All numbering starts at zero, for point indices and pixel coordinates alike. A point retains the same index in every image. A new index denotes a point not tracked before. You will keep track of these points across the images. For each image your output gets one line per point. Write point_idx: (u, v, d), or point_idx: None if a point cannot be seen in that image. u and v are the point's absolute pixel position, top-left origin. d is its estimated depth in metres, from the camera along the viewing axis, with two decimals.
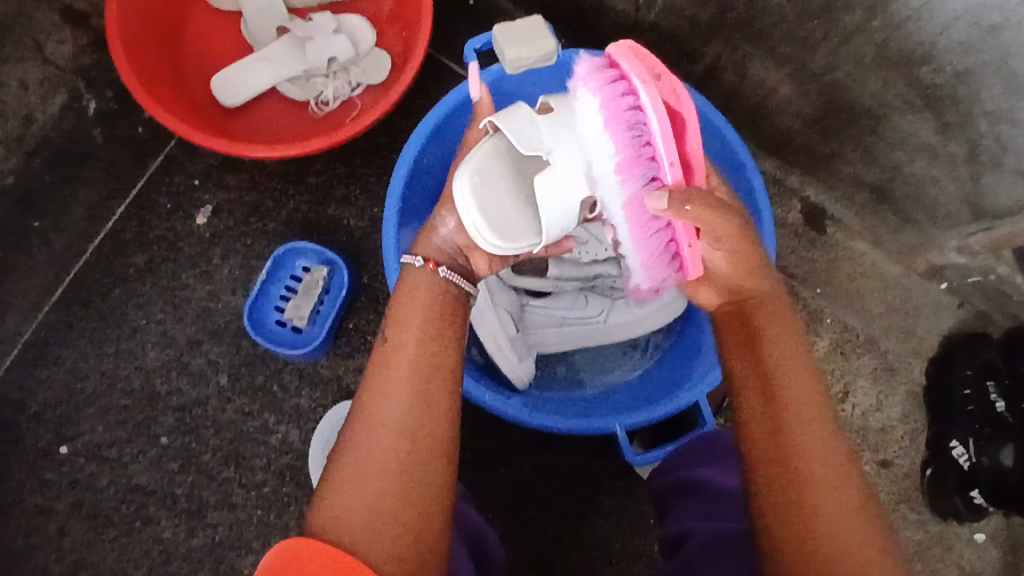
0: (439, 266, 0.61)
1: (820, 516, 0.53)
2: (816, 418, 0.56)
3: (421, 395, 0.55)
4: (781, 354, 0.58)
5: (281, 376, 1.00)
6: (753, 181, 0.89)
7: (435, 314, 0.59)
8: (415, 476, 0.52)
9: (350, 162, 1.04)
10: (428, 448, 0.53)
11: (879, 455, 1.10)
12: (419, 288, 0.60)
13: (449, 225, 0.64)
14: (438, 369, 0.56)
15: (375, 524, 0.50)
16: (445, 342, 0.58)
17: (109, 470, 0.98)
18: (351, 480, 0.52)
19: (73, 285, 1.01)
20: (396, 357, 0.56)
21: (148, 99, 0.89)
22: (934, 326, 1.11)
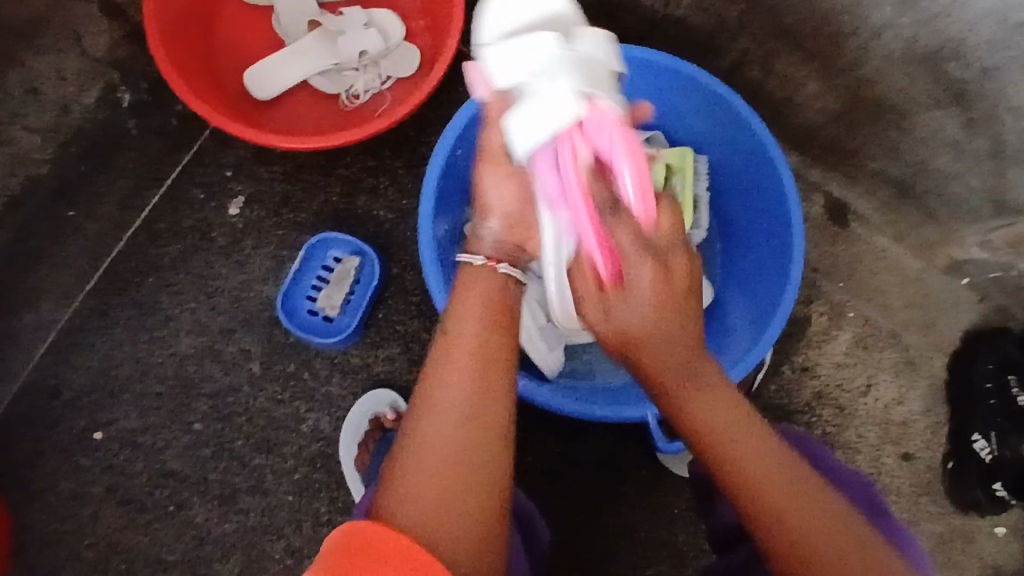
0: (500, 263, 0.64)
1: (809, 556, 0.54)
2: (785, 495, 0.56)
3: (484, 373, 0.55)
4: (722, 427, 0.59)
5: (312, 364, 1.01)
6: (782, 175, 0.90)
7: (495, 299, 0.61)
8: (477, 459, 0.52)
9: (381, 154, 1.06)
10: (494, 426, 0.54)
11: (901, 448, 1.11)
12: (476, 277, 0.63)
13: (492, 228, 0.67)
14: (496, 360, 0.57)
15: (437, 507, 0.50)
16: (500, 334, 0.58)
17: (142, 456, 1.00)
18: (413, 465, 0.52)
19: (108, 274, 1.03)
20: (458, 344, 0.57)
21: (185, 92, 0.91)
22: (955, 322, 1.12)
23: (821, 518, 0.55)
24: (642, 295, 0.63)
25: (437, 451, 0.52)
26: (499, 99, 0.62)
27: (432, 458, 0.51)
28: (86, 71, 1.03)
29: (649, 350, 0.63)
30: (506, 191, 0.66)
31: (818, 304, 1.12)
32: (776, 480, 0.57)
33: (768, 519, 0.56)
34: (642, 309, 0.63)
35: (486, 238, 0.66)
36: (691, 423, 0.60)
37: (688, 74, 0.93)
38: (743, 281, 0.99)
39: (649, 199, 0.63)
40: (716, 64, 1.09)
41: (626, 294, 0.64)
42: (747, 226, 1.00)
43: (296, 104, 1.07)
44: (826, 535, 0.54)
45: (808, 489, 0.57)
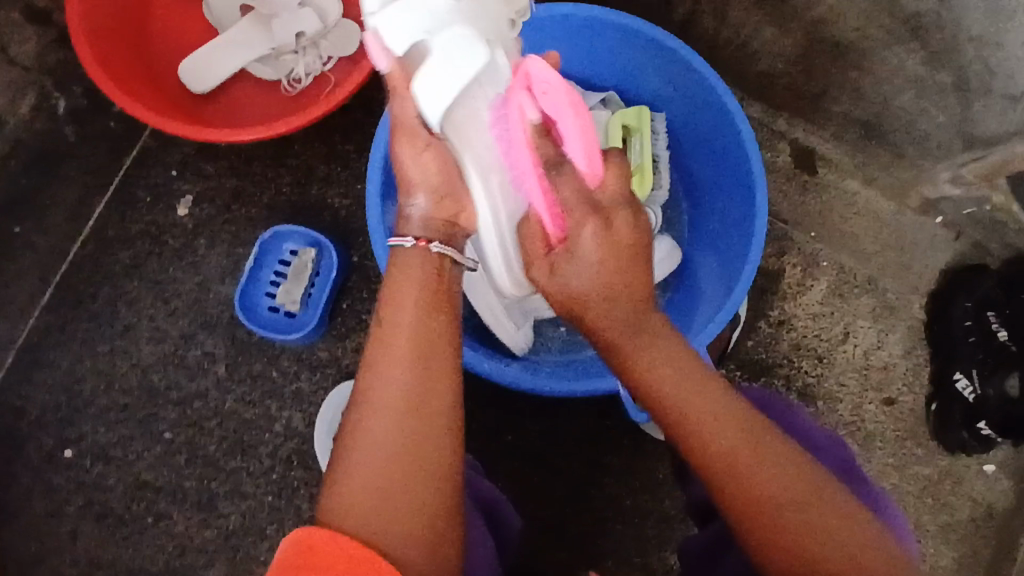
0: (431, 242, 0.57)
1: (780, 527, 0.52)
2: (760, 467, 0.54)
3: (425, 372, 0.52)
4: (689, 405, 0.56)
5: (279, 361, 0.99)
6: (740, 126, 0.87)
7: (434, 284, 0.56)
8: (424, 456, 0.50)
9: (329, 140, 1.02)
10: (438, 429, 0.51)
11: (884, 394, 1.10)
12: (412, 261, 0.57)
13: (419, 205, 0.60)
14: (437, 347, 0.53)
15: (385, 508, 0.49)
16: (439, 319, 0.54)
17: (116, 469, 0.98)
18: (358, 465, 0.50)
19: (61, 288, 1.00)
20: (395, 332, 0.53)
21: (116, 91, 0.87)
22: (932, 261, 1.09)
23: (791, 483, 0.53)
24: (589, 244, 0.60)
25: (379, 460, 0.50)
26: (401, 66, 0.58)
27: (378, 457, 0.50)
28: (14, 79, 0.99)
29: (596, 310, 0.61)
30: (427, 164, 0.60)
31: (791, 256, 1.10)
32: (749, 452, 0.54)
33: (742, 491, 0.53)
34: (586, 270, 0.61)
35: (413, 218, 0.59)
36: (659, 394, 0.57)
37: (638, 30, 0.89)
38: (711, 240, 0.97)
39: (595, 156, 0.63)
40: (669, 17, 1.05)
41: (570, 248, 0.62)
42: (710, 181, 0.97)
43: (238, 95, 1.03)
44: (799, 507, 0.52)
45: (771, 449, 0.55)
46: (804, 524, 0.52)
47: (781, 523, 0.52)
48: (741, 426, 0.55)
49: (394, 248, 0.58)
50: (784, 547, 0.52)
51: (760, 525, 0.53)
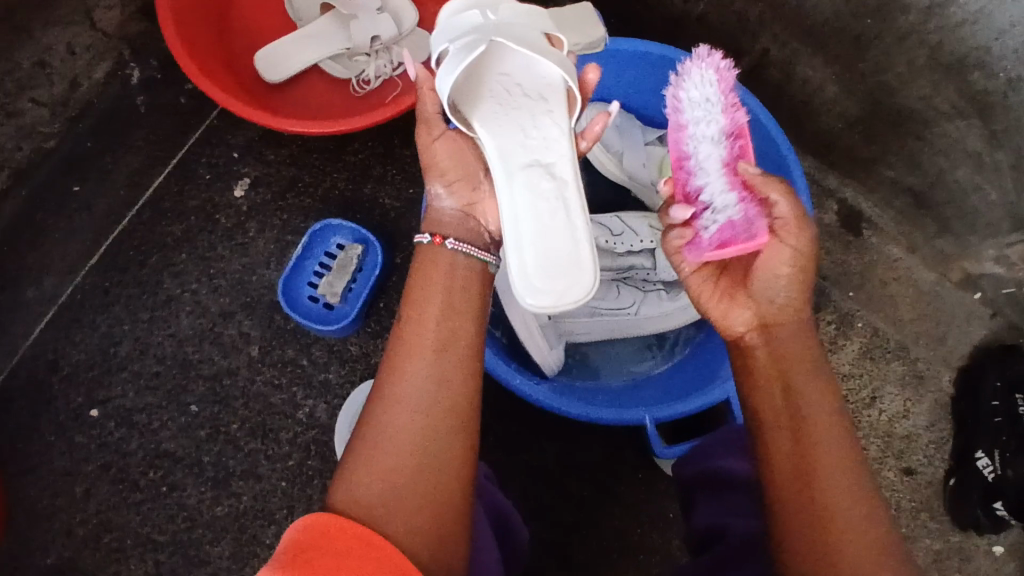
0: (446, 239, 0.61)
1: (838, 524, 0.51)
2: (836, 462, 0.53)
3: (442, 371, 0.54)
4: (809, 392, 0.56)
5: (311, 350, 1.00)
6: (796, 178, 0.87)
7: (460, 285, 0.59)
8: (432, 451, 0.52)
9: (389, 142, 1.05)
10: (451, 428, 0.53)
11: (902, 462, 1.09)
12: (439, 262, 0.60)
13: (444, 197, 0.65)
14: (457, 346, 0.56)
15: (393, 499, 0.50)
16: (462, 319, 0.57)
17: (138, 435, 0.99)
18: (370, 457, 0.52)
19: (112, 250, 1.02)
20: (418, 329, 0.56)
21: (196, 72, 0.89)
22: (966, 337, 1.11)
23: (850, 494, 0.52)
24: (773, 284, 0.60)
25: (393, 454, 0.52)
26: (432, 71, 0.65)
27: (390, 451, 0.52)
28: (94, 45, 1.02)
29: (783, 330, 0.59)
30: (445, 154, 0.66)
31: (827, 312, 1.11)
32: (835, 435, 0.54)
33: (818, 481, 0.52)
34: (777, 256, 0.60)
35: (438, 208, 0.65)
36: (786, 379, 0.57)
37: None
38: None
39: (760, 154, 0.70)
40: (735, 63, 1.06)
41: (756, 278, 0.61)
42: None
43: (305, 87, 1.06)
44: (857, 510, 0.52)
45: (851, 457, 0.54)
46: (846, 524, 0.51)
47: (838, 516, 0.51)
48: (834, 419, 0.55)
49: (416, 244, 0.62)
50: (823, 545, 0.51)
51: (820, 510, 0.52)
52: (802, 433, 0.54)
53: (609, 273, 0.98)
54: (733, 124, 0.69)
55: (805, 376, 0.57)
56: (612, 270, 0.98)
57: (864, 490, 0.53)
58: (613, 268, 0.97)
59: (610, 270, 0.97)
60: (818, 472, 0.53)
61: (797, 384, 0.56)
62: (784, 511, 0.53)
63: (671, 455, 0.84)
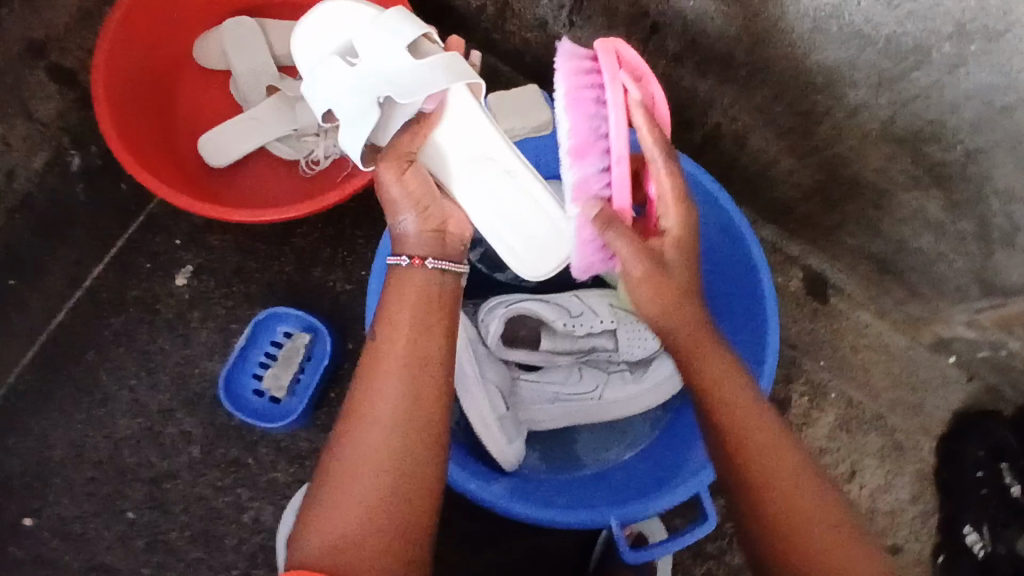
0: (426, 260, 0.64)
1: (795, 515, 0.58)
2: (771, 450, 0.61)
3: (404, 430, 0.58)
4: (752, 434, 0.61)
5: (257, 448, 0.94)
6: (754, 255, 0.86)
7: (421, 334, 0.61)
8: (405, 467, 0.57)
9: (339, 224, 1.02)
10: (411, 487, 0.57)
11: (888, 539, 1.05)
12: (412, 282, 0.63)
13: (408, 221, 0.66)
14: (431, 364, 0.60)
15: (367, 518, 0.55)
16: (432, 336, 0.61)
17: (71, 548, 0.91)
18: (347, 478, 0.57)
19: (47, 347, 0.97)
20: (388, 350, 0.60)
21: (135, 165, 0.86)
22: (944, 402, 1.07)
23: (817, 517, 0.59)
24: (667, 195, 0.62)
25: (354, 515, 0.56)
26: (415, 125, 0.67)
27: (364, 471, 0.57)
28: (32, 136, 0.94)
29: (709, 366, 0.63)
30: (411, 183, 0.66)
31: (798, 384, 1.08)
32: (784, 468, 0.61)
33: (758, 478, 0.60)
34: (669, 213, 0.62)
35: (408, 235, 0.66)
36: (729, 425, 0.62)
37: None
38: None
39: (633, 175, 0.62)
40: (689, 135, 1.04)
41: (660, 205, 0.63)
42: (722, 302, 0.94)
43: (252, 170, 1.02)
44: (803, 498, 0.59)
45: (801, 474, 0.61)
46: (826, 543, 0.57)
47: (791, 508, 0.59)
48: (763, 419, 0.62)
49: (392, 266, 0.65)
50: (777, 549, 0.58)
51: (778, 519, 0.58)
52: (729, 422, 0.62)
53: (569, 356, 0.94)
54: (585, 138, 0.62)
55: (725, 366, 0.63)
56: (572, 352, 0.94)
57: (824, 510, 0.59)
58: (572, 351, 0.93)
59: (570, 353, 0.94)
60: (752, 465, 0.60)
61: (742, 434, 0.61)
62: (758, 549, 0.59)
63: (640, 561, 0.76)
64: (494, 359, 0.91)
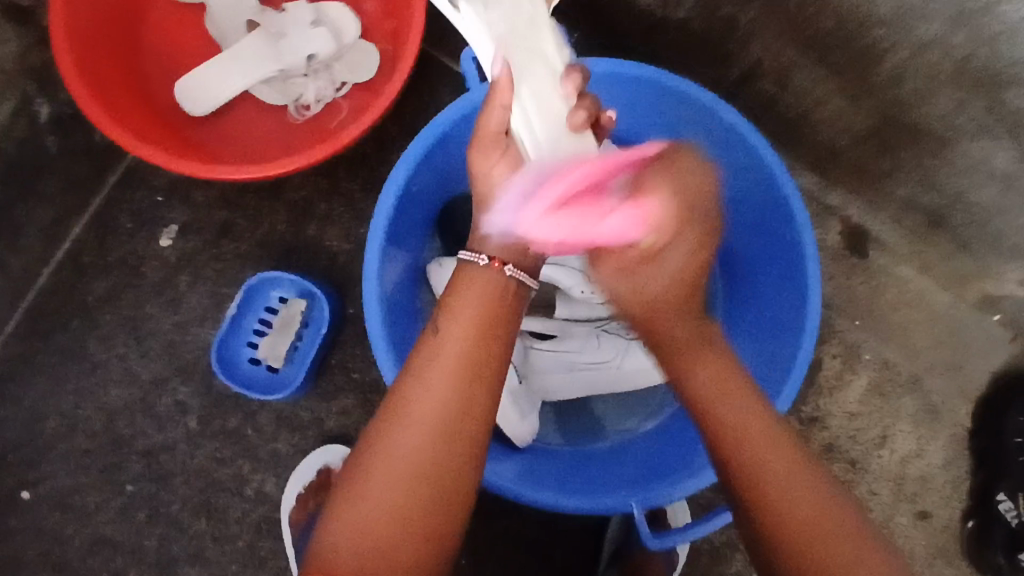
0: (505, 265, 0.60)
1: (774, 504, 0.53)
2: (760, 427, 0.57)
3: (443, 439, 0.51)
4: (768, 457, 0.55)
5: (256, 418, 0.90)
6: (798, 216, 0.75)
7: (481, 343, 0.56)
8: (443, 475, 0.50)
9: (333, 175, 0.93)
10: (442, 508, 0.50)
11: (917, 506, 0.98)
12: (477, 283, 0.59)
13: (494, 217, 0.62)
14: (484, 369, 0.54)
15: (394, 528, 0.48)
16: (490, 343, 0.56)
17: (72, 521, 0.89)
18: (378, 478, 0.50)
19: (29, 314, 0.91)
20: (444, 345, 0.55)
21: (106, 121, 0.77)
22: (983, 363, 0.99)
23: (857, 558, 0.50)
24: (675, 267, 0.57)
25: (374, 531, 0.48)
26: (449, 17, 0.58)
27: (397, 474, 0.49)
28: None
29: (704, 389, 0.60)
30: (499, 173, 0.61)
31: (831, 345, 1.00)
32: (809, 493, 0.53)
33: (741, 460, 0.55)
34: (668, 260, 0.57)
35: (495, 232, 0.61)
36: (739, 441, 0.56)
37: (695, 98, 0.77)
38: (751, 329, 0.84)
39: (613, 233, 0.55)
40: (723, 72, 0.92)
41: (658, 255, 0.56)
42: (750, 257, 0.86)
43: (237, 119, 0.93)
44: (804, 488, 0.53)
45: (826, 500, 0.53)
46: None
47: (772, 491, 0.53)
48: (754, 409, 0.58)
49: (463, 262, 0.61)
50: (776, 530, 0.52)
51: (759, 503, 0.53)
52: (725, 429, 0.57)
53: (586, 323, 0.88)
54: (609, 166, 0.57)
55: (715, 369, 0.60)
56: (588, 318, 0.88)
57: (865, 549, 0.50)
58: (589, 317, 0.88)
59: (587, 319, 0.88)
60: (768, 489, 0.53)
61: (761, 455, 0.55)
62: None
63: (662, 547, 0.71)
64: None
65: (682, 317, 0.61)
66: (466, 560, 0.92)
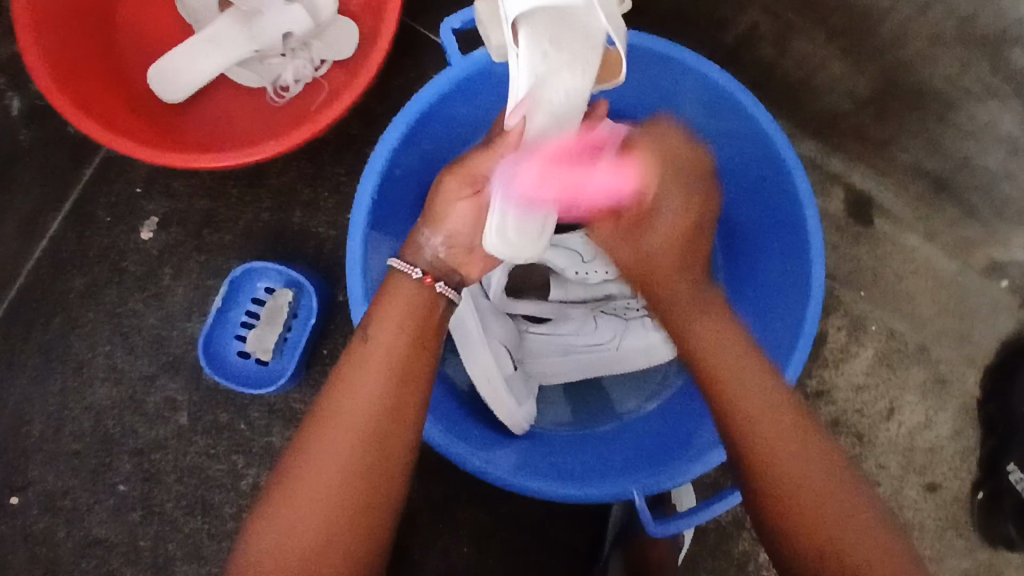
0: (436, 282, 0.60)
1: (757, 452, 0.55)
2: (762, 394, 0.58)
3: (370, 446, 0.51)
4: (760, 419, 0.56)
5: (248, 412, 0.88)
6: (799, 186, 0.72)
7: (407, 352, 0.56)
8: (369, 481, 0.51)
9: (317, 159, 0.90)
10: (366, 512, 0.50)
11: (926, 478, 0.96)
12: (403, 293, 0.59)
13: (433, 241, 0.62)
14: (411, 373, 0.55)
15: (321, 533, 0.49)
16: (418, 349, 0.56)
17: (65, 523, 0.87)
18: (305, 486, 0.50)
19: (9, 314, 0.89)
20: (372, 350, 0.55)
21: (76, 114, 0.74)
22: (992, 330, 0.96)
23: (842, 508, 0.52)
24: (667, 224, 0.68)
25: (298, 540, 0.49)
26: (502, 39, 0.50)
27: (323, 481, 0.50)
28: None
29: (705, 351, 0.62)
30: (458, 210, 0.62)
31: (836, 318, 0.96)
32: (795, 447, 0.55)
33: (742, 415, 0.57)
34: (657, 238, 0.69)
35: (430, 251, 0.61)
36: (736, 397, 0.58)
37: (683, 62, 0.73)
38: (751, 304, 0.81)
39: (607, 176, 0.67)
40: (718, 36, 0.88)
41: (654, 211, 0.68)
42: (750, 232, 0.82)
43: (215, 104, 0.90)
44: (790, 446, 0.55)
45: (810, 449, 0.55)
46: (844, 525, 0.51)
47: (765, 451, 0.55)
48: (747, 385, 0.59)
49: (395, 271, 0.61)
50: (766, 479, 0.53)
51: (755, 457, 0.55)
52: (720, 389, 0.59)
53: (583, 305, 0.86)
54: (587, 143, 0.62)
55: (714, 329, 0.64)
56: (585, 300, 0.86)
57: (848, 501, 0.52)
58: (586, 298, 0.86)
59: (583, 300, 0.86)
60: (763, 454, 0.55)
61: (760, 417, 0.56)
62: (790, 536, 0.51)
63: (667, 533, 0.69)
64: (500, 312, 0.83)
65: (676, 282, 0.68)
66: (468, 548, 0.91)
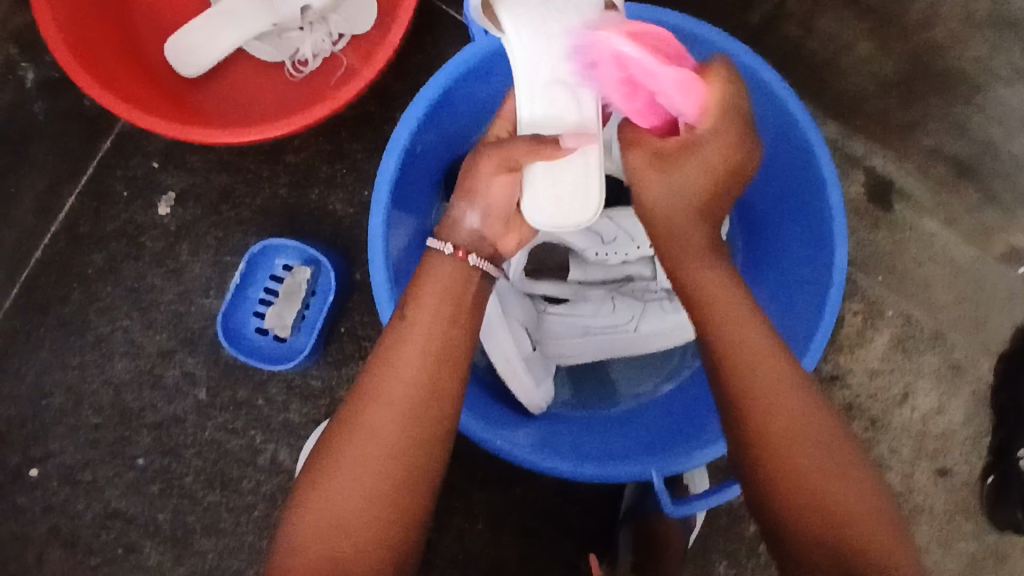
0: (468, 255, 0.59)
1: (748, 407, 0.52)
2: (773, 368, 0.53)
3: (410, 425, 0.52)
4: (777, 404, 0.52)
5: (266, 389, 0.88)
6: (824, 170, 0.71)
7: (446, 330, 0.55)
8: (408, 459, 0.51)
9: (336, 137, 0.90)
10: (406, 487, 0.50)
11: (937, 463, 0.96)
12: (440, 275, 0.58)
13: (472, 218, 0.61)
14: (450, 355, 0.55)
15: (365, 505, 0.50)
16: (455, 334, 0.56)
17: (85, 495, 0.88)
18: (349, 461, 0.51)
19: (28, 287, 0.89)
20: (412, 330, 0.55)
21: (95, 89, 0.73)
22: (1007, 317, 0.96)
23: (855, 496, 0.50)
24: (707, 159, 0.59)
25: (343, 512, 0.50)
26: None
27: (367, 457, 0.50)
28: None
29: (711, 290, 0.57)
30: (499, 188, 0.61)
31: (854, 303, 0.96)
32: (813, 430, 0.51)
33: (755, 399, 0.52)
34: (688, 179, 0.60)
35: (465, 227, 0.61)
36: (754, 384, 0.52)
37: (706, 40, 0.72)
38: (770, 287, 0.81)
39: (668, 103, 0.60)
40: None
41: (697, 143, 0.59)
42: (771, 214, 0.82)
43: (231, 79, 0.89)
44: (807, 435, 0.51)
45: (824, 436, 0.51)
46: (861, 526, 0.48)
47: (781, 439, 0.51)
48: (753, 331, 0.55)
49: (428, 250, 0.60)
50: (783, 465, 0.50)
51: (769, 452, 0.51)
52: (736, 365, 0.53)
53: (602, 286, 0.86)
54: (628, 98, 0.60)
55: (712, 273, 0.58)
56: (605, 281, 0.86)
57: (863, 494, 0.50)
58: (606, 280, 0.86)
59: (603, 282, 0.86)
60: (782, 443, 0.51)
61: (772, 398, 0.52)
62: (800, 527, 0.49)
63: (682, 514, 0.69)
64: (519, 293, 0.84)
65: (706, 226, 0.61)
66: (482, 526, 0.92)
